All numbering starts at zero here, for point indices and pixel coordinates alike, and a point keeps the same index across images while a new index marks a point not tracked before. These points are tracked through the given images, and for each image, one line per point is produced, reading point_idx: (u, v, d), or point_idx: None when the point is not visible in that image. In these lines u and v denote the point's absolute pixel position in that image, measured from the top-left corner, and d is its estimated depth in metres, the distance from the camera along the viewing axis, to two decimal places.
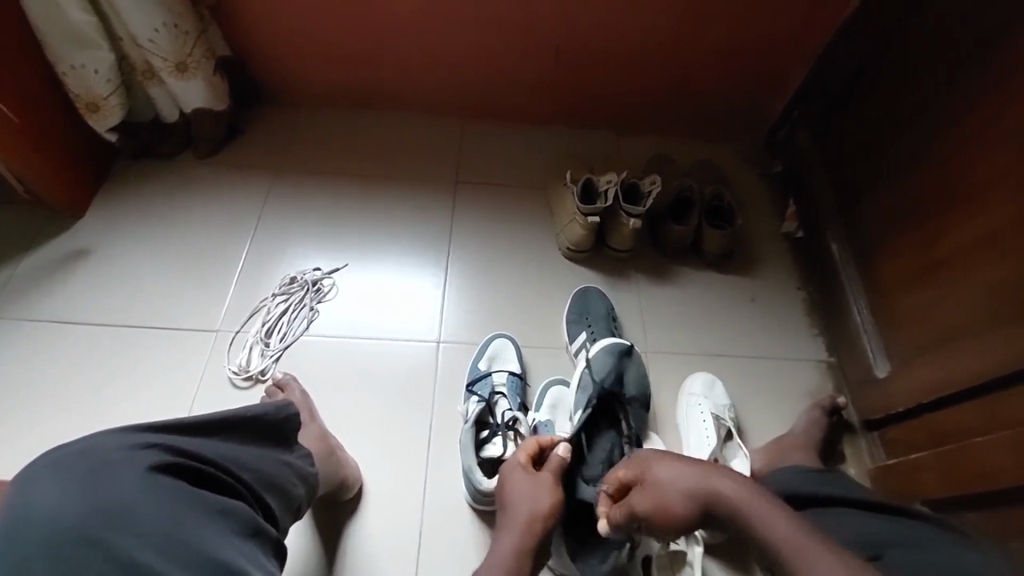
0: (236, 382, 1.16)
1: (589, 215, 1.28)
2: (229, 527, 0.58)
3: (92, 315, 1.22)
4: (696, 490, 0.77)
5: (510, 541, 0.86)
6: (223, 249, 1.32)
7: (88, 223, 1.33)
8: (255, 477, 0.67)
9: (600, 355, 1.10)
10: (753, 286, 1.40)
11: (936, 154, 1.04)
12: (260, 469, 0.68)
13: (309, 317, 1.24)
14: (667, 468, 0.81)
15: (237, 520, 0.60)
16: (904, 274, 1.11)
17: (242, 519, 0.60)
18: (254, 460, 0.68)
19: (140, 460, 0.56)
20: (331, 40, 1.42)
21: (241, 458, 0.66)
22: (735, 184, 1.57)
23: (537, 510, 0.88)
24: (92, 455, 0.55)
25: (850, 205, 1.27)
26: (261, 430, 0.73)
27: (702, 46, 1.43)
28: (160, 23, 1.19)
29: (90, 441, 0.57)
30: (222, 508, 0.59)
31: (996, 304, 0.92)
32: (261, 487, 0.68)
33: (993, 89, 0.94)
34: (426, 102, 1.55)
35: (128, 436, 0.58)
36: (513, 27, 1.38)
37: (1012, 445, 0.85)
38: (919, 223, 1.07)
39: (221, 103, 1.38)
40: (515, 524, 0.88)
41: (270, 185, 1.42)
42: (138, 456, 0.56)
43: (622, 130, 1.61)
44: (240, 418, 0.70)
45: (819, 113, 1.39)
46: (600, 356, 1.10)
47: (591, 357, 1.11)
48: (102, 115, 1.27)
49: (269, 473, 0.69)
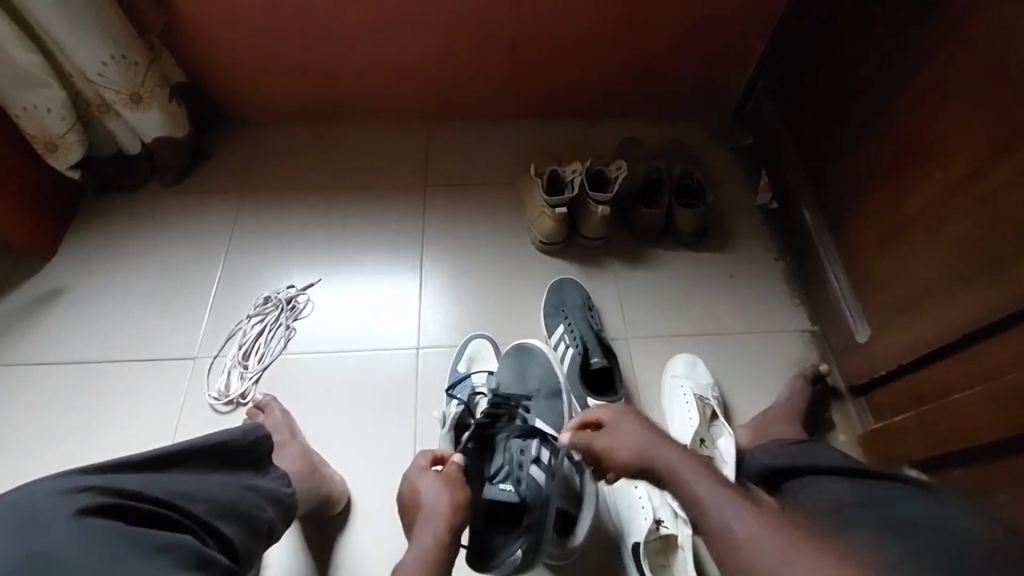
0: (217, 407, 1.16)
1: (557, 206, 1.28)
2: (169, 562, 0.57)
3: (69, 354, 1.22)
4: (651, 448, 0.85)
5: (431, 533, 0.79)
6: (196, 276, 1.32)
7: (61, 263, 1.33)
8: (209, 507, 0.67)
9: (506, 360, 1.14)
10: (730, 261, 1.39)
11: (898, 111, 1.03)
12: (214, 500, 0.68)
13: (286, 336, 1.24)
14: (628, 429, 0.88)
15: (181, 554, 0.59)
16: (876, 237, 1.10)
17: (187, 552, 0.60)
18: (207, 491, 0.68)
19: (73, 504, 0.57)
20: (287, 56, 1.41)
21: (190, 492, 0.66)
22: (706, 161, 1.56)
23: (455, 501, 0.83)
24: (25, 503, 0.57)
25: (820, 171, 1.26)
26: (219, 460, 0.75)
27: (660, 25, 1.41)
28: (108, 56, 1.18)
29: (28, 492, 0.59)
30: (160, 545, 0.58)
31: (963, 259, 0.92)
32: (218, 516, 0.68)
33: (949, 40, 0.93)
34: (389, 109, 1.54)
35: (65, 481, 0.60)
36: (467, 24, 1.37)
37: (988, 399, 0.85)
38: (887, 184, 1.06)
39: (181, 129, 1.37)
40: (435, 516, 0.81)
41: (239, 207, 1.42)
42: (68, 501, 0.57)
43: (589, 117, 1.59)
44: (186, 452, 0.71)
45: (784, 83, 1.38)
46: (508, 360, 1.14)
47: (498, 365, 1.14)
48: (61, 153, 1.26)
49: (226, 500, 0.70)
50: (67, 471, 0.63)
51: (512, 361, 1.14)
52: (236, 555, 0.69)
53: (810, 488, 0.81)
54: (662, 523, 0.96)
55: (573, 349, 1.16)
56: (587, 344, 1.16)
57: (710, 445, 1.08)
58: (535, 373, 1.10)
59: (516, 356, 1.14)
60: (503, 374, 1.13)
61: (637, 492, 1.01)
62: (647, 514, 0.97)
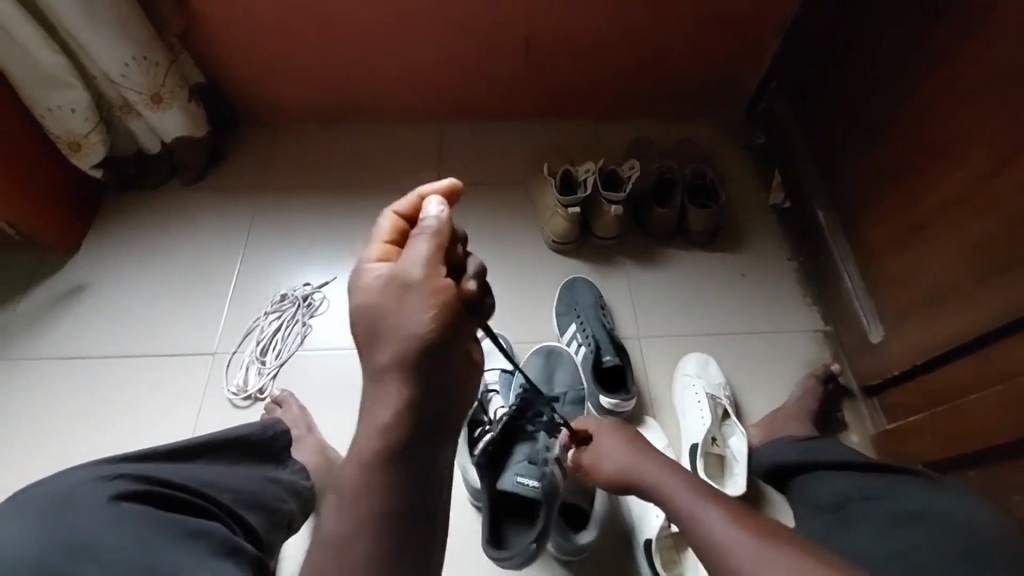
0: (236, 402, 1.19)
1: (569, 205, 1.29)
2: (197, 547, 0.59)
3: (92, 349, 1.25)
4: (631, 466, 0.87)
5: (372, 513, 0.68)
6: (215, 273, 1.34)
7: (85, 260, 1.36)
8: (233, 497, 0.69)
9: (533, 359, 1.16)
10: (743, 261, 1.39)
11: (914, 111, 1.02)
12: (237, 491, 0.70)
13: (302, 332, 1.26)
14: (609, 444, 0.92)
15: (209, 540, 0.60)
16: (891, 237, 1.10)
17: (214, 538, 0.61)
18: (229, 483, 0.70)
19: (104, 493, 0.59)
20: (303, 57, 1.43)
21: (213, 483, 0.68)
22: (719, 161, 1.55)
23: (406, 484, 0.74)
24: (60, 490, 0.59)
25: (834, 171, 1.26)
26: (241, 453, 0.77)
27: (673, 25, 1.41)
28: (130, 57, 1.21)
29: (60, 482, 0.61)
30: (188, 531, 0.59)
31: (979, 259, 0.91)
32: (241, 506, 0.70)
33: (966, 40, 0.92)
34: (403, 109, 1.55)
35: (96, 469, 0.63)
36: (480, 24, 1.38)
37: (1004, 400, 0.85)
38: (903, 184, 1.06)
39: (200, 129, 1.39)
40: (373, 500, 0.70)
41: (256, 205, 1.44)
42: (99, 489, 0.59)
43: (601, 117, 1.60)
44: (209, 444, 0.73)
45: (798, 82, 1.37)
46: (535, 360, 1.16)
47: (524, 363, 1.17)
48: (84, 152, 1.29)
49: (250, 491, 0.72)
50: (96, 463, 0.65)
51: (540, 361, 1.17)
52: (260, 544, 0.71)
53: (816, 486, 0.89)
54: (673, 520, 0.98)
55: (586, 347, 1.17)
56: (599, 343, 1.17)
57: (722, 444, 1.08)
58: (561, 377, 1.15)
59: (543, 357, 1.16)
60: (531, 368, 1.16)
61: None
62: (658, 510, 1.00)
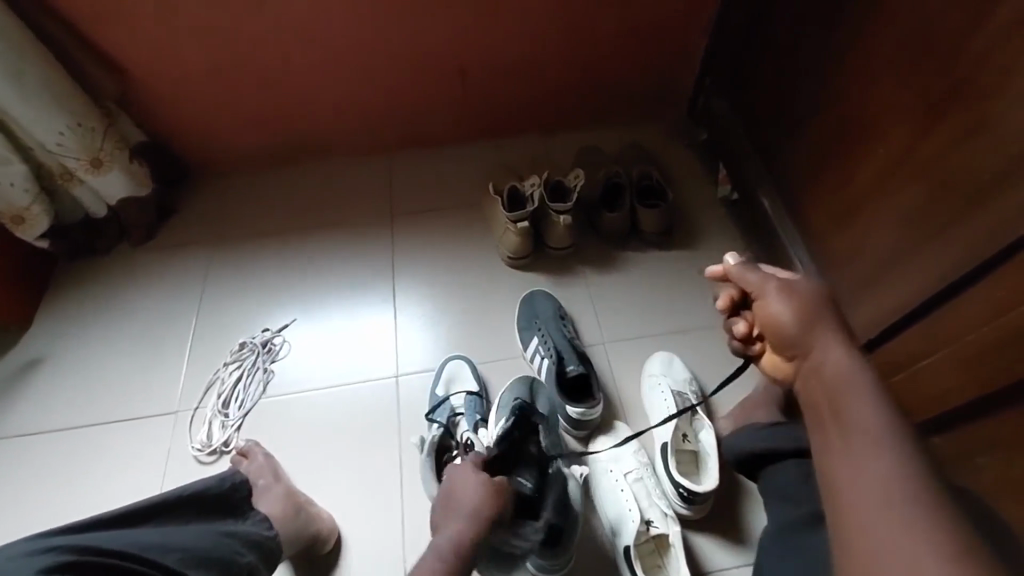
0: (201, 459, 1.16)
1: (518, 220, 1.29)
2: None
3: (53, 423, 1.22)
4: (855, 392, 0.58)
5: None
6: (173, 329, 1.33)
7: (39, 332, 1.34)
8: (181, 556, 0.67)
9: (514, 381, 1.13)
10: (698, 255, 1.41)
11: (836, 93, 1.06)
12: (186, 548, 0.68)
13: (264, 379, 1.24)
14: (837, 353, 0.61)
15: None
16: (831, 215, 1.12)
17: None
18: (178, 540, 0.69)
19: (36, 564, 0.58)
20: (244, 107, 1.44)
21: (159, 542, 0.67)
22: (665, 161, 1.59)
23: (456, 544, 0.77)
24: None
25: (774, 158, 1.28)
26: (192, 509, 0.75)
27: (603, 35, 1.45)
28: (65, 126, 1.21)
29: None
30: None
31: (913, 228, 0.93)
32: (192, 564, 0.68)
33: (870, 20, 0.96)
34: (350, 145, 1.57)
35: (31, 541, 0.61)
36: (416, 56, 1.41)
37: (953, 362, 0.85)
38: (836, 162, 1.09)
39: (145, 187, 1.39)
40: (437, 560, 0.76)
41: (210, 257, 1.43)
42: (31, 561, 0.58)
43: (547, 131, 1.63)
44: (158, 504, 0.72)
45: (731, 78, 1.41)
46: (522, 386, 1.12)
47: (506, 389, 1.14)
48: (28, 224, 1.28)
49: (201, 547, 0.70)
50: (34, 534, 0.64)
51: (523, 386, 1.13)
52: None
53: None
54: (651, 523, 0.97)
55: (548, 359, 1.17)
56: (561, 353, 1.17)
57: (694, 438, 1.05)
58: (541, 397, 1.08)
59: (527, 385, 1.11)
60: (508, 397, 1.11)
61: (623, 495, 1.01)
62: (634, 516, 0.97)
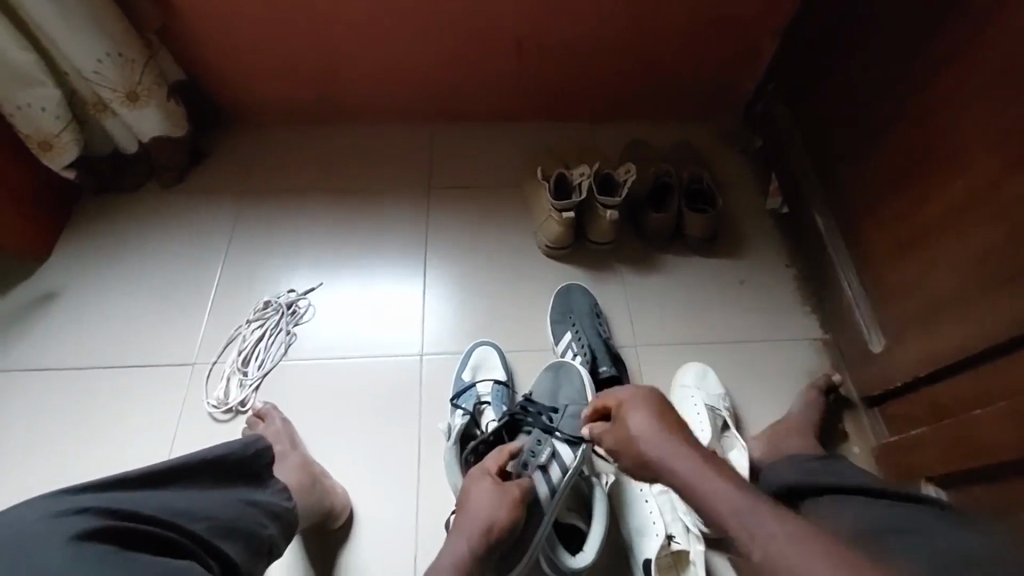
0: (216, 416, 1.13)
1: (564, 210, 1.24)
2: None
3: (65, 360, 1.19)
4: None
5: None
6: (195, 278, 1.29)
7: (58, 265, 1.30)
8: (208, 525, 0.66)
9: (541, 376, 1.10)
10: (741, 267, 1.37)
11: (915, 117, 1.00)
12: (212, 517, 0.67)
13: (286, 341, 1.21)
14: None
15: None
16: (890, 243, 1.08)
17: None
18: (204, 508, 0.67)
19: (67, 528, 0.57)
20: (286, 57, 1.38)
21: (187, 510, 0.65)
22: (714, 164, 1.53)
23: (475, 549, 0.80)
24: (19, 522, 0.57)
25: (832, 176, 1.23)
26: (219, 473, 0.72)
27: (668, 26, 1.38)
28: (103, 54, 1.15)
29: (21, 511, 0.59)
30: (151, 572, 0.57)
31: (981, 271, 0.88)
32: (218, 535, 0.66)
33: (968, 45, 0.90)
34: (391, 110, 1.51)
35: (59, 501, 0.59)
36: (472, 24, 1.34)
37: (1010, 416, 0.83)
38: (904, 190, 1.03)
39: (179, 129, 1.33)
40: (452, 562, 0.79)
41: (239, 209, 1.38)
42: (61, 523, 0.57)
43: (595, 119, 1.57)
44: (186, 465, 0.69)
45: (795, 86, 1.35)
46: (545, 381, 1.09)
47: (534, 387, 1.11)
48: (55, 152, 1.22)
49: (226, 518, 0.68)
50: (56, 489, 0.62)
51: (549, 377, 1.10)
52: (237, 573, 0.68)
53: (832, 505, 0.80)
54: (674, 538, 0.94)
55: (582, 357, 1.14)
56: (595, 353, 1.15)
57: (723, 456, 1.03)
58: (564, 394, 1.05)
59: (555, 373, 1.09)
60: (541, 387, 1.10)
61: (647, 507, 0.99)
62: (658, 529, 0.95)
